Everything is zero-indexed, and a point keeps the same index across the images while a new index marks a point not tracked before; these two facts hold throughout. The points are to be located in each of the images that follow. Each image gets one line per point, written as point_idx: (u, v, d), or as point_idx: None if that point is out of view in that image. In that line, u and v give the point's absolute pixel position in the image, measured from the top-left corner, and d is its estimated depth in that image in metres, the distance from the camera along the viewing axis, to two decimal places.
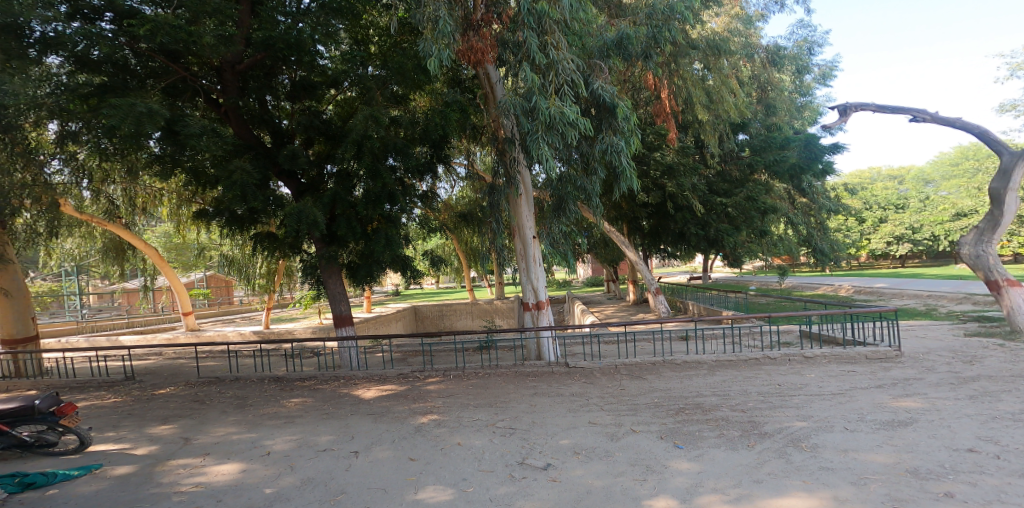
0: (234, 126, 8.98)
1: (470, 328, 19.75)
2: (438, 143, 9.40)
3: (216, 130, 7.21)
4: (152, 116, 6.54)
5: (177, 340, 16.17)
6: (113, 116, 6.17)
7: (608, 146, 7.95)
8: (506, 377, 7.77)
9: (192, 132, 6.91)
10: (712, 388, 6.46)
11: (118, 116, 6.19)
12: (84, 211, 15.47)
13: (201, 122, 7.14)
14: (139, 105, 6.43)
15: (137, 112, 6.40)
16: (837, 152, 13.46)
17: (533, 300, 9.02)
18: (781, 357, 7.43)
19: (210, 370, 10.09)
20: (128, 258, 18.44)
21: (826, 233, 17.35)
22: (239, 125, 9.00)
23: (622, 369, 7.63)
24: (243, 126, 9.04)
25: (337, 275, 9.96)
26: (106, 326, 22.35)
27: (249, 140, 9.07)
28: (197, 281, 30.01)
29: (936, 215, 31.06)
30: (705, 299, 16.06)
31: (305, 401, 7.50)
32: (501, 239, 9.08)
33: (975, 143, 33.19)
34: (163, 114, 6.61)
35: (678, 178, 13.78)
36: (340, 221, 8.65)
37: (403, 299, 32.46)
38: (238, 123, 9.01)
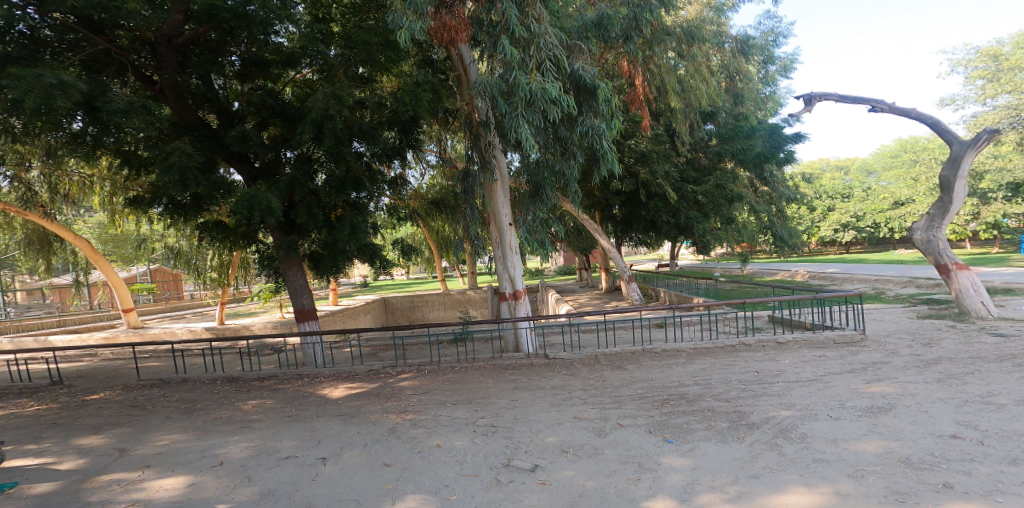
0: (173, 106, 8.22)
1: (442, 320, 19.17)
2: (406, 127, 8.93)
3: (146, 106, 6.56)
4: (64, 89, 5.86)
5: (118, 339, 15.04)
6: (15, 87, 5.52)
7: (590, 129, 7.77)
8: (483, 371, 7.49)
9: (116, 108, 6.24)
10: (693, 377, 6.40)
11: (20, 88, 5.55)
12: (2, 200, 14.30)
13: (127, 97, 6.47)
14: (48, 77, 5.77)
15: (45, 84, 5.75)
16: (799, 141, 13.77)
17: (509, 289, 8.76)
18: (756, 343, 7.46)
19: (155, 371, 9.34)
20: (55, 251, 17.35)
21: (785, 221, 17.87)
22: (179, 105, 8.25)
23: (601, 360, 7.50)
24: (184, 107, 8.31)
25: (297, 266, 9.31)
26: (36, 326, 20.67)
27: (192, 122, 8.29)
28: (139, 275, 28.20)
29: (877, 203, 32.36)
30: (674, 286, 16.29)
31: (265, 403, 6.99)
32: (475, 226, 8.74)
33: (914, 137, 35.16)
34: (78, 87, 5.95)
35: (651, 165, 14.01)
36: (300, 207, 8.11)
37: (365, 290, 31.64)
38: (178, 103, 8.27)
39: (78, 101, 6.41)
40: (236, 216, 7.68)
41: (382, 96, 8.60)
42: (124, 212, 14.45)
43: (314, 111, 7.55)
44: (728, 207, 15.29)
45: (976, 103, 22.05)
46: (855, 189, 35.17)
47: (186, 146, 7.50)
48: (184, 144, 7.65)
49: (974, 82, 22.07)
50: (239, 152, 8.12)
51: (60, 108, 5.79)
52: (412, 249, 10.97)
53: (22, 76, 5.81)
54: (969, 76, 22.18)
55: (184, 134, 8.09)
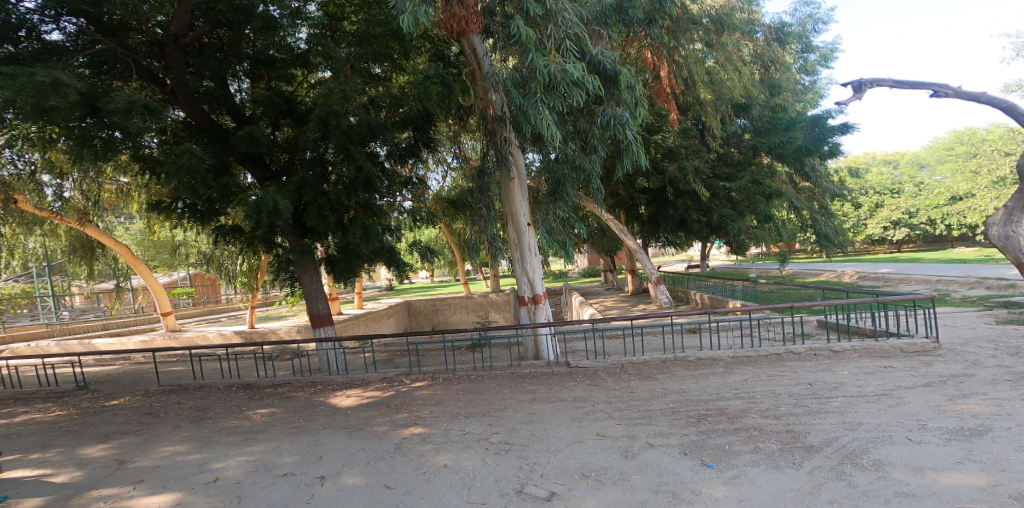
0: (184, 108, 8.05)
1: (465, 323, 18.78)
2: (420, 124, 8.73)
3: (147, 105, 6.36)
4: (58, 88, 5.66)
5: (150, 344, 15.20)
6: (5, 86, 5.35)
7: (612, 118, 7.13)
8: (501, 379, 6.95)
9: (115, 108, 6.02)
10: (734, 390, 5.70)
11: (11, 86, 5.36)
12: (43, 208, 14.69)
13: (127, 97, 6.26)
14: (40, 75, 5.58)
15: (38, 83, 5.56)
16: (847, 132, 12.69)
17: (528, 293, 8.16)
18: (805, 352, 6.66)
19: (172, 377, 9.17)
20: (97, 257, 17.81)
21: (831, 219, 16.66)
22: (190, 107, 8.08)
23: (629, 369, 6.86)
24: (195, 108, 8.14)
25: (312, 271, 8.99)
26: (80, 329, 21.31)
27: (203, 123, 8.15)
28: (179, 279, 28.92)
29: (932, 198, 30.33)
30: (708, 288, 15.40)
31: (274, 412, 6.65)
32: (492, 227, 8.22)
33: (970, 128, 32.88)
34: (73, 86, 5.76)
35: (680, 161, 13.23)
36: (310, 209, 7.80)
37: (394, 294, 31.59)
38: (189, 104, 8.10)
39: (78, 100, 6.23)
40: (245, 220, 7.41)
41: (394, 93, 8.26)
42: (157, 217, 14.63)
43: (319, 107, 7.35)
44: (766, 204, 14.31)
45: None
46: (904, 184, 33.07)
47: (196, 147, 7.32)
48: (193, 145, 7.47)
49: None
50: (249, 153, 7.88)
51: (54, 106, 5.60)
52: (430, 251, 10.58)
53: (14, 75, 5.63)
54: None
55: (194, 136, 7.91)
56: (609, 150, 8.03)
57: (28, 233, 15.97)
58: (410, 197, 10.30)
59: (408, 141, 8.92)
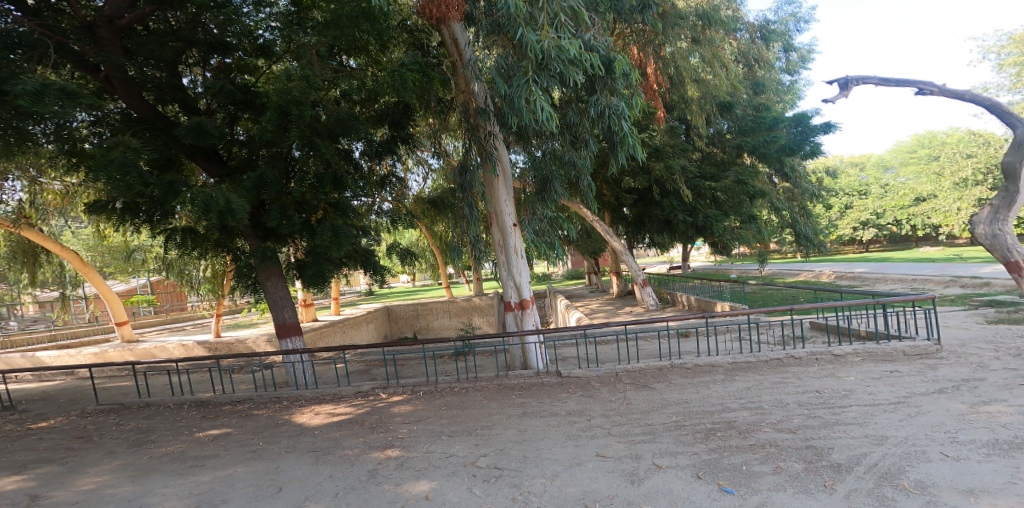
0: (123, 97, 7.23)
1: (449, 328, 18.22)
2: (395, 119, 8.15)
3: (66, 89, 5.61)
4: None
5: (100, 357, 14.02)
6: None
7: (606, 108, 6.67)
8: (485, 392, 6.40)
9: (22, 91, 5.28)
10: (739, 400, 5.29)
11: None
12: None
13: (38, 79, 5.52)
14: None
15: None
16: (829, 131, 12.59)
17: (515, 298, 7.63)
18: (807, 357, 6.30)
19: (119, 393, 8.31)
20: (43, 264, 16.46)
21: (810, 219, 16.67)
22: (130, 96, 7.25)
23: (623, 378, 6.41)
24: (137, 98, 7.32)
25: (277, 276, 8.22)
26: (25, 341, 19.76)
27: (145, 113, 7.35)
28: (140, 286, 27.42)
29: (898, 199, 31.11)
30: (691, 289, 15.14)
31: (229, 433, 5.94)
32: (474, 228, 7.63)
33: (932, 131, 33.96)
34: None
35: (667, 159, 12.89)
36: (273, 209, 7.11)
37: (371, 298, 30.71)
38: (128, 92, 7.25)
39: None
40: (195, 219, 6.66)
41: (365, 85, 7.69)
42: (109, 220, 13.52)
43: (279, 94, 6.68)
44: (749, 204, 14.16)
45: (1012, 92, 20.74)
46: (871, 185, 33.71)
47: (132, 139, 6.56)
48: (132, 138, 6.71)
49: (1006, 70, 20.84)
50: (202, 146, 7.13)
51: None
52: (408, 255, 9.94)
53: None
54: (1000, 64, 21.02)
55: (135, 129, 7.12)
56: (601, 145, 7.63)
57: None
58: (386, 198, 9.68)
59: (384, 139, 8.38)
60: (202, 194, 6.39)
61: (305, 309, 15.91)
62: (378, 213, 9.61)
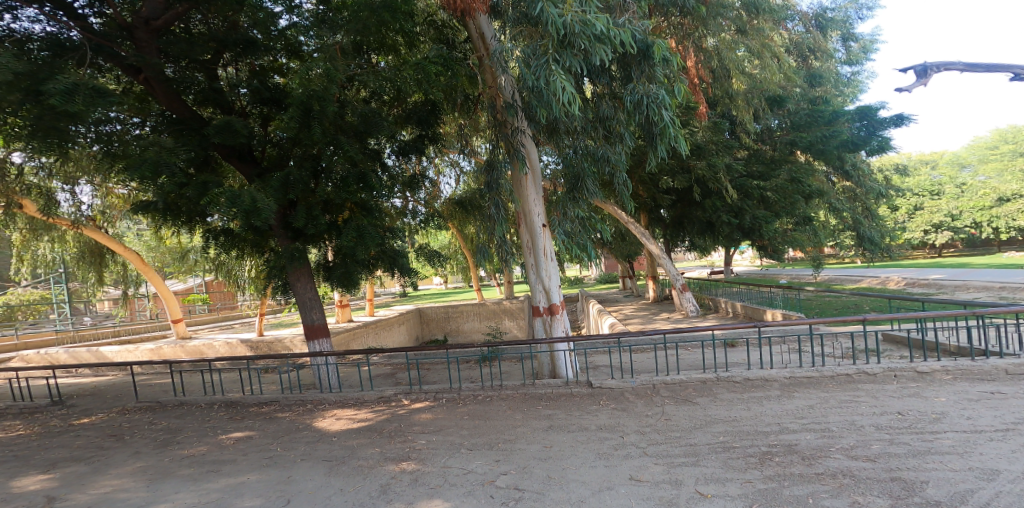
0: (162, 99, 7.16)
1: (476, 332, 17.84)
2: (422, 118, 8.24)
3: (95, 87, 5.54)
4: None
5: (150, 354, 14.42)
6: None
7: (644, 97, 6.12)
8: (513, 401, 5.99)
9: (54, 89, 5.25)
10: (801, 421, 4.67)
11: None
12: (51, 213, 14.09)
13: (71, 77, 5.49)
14: None
15: None
16: (901, 124, 11.47)
17: (544, 303, 7.18)
18: (882, 373, 5.56)
19: (154, 391, 8.35)
20: (106, 264, 17.21)
21: (875, 220, 15.38)
22: (169, 98, 7.19)
23: (662, 390, 5.85)
24: (176, 99, 7.26)
25: (306, 277, 8.09)
26: (91, 335, 20.74)
27: (181, 113, 7.28)
28: (196, 286, 28.59)
29: (977, 199, 28.58)
30: (737, 295, 14.23)
31: (252, 436, 5.79)
32: (501, 228, 7.19)
33: (1015, 126, 31.17)
34: None
35: (709, 158, 12.10)
36: (298, 208, 6.96)
37: (409, 300, 30.84)
38: (168, 95, 7.18)
39: (17, 84, 5.46)
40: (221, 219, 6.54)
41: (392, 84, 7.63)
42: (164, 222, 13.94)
43: (301, 90, 6.52)
44: (805, 204, 13.13)
45: None
46: (944, 184, 31.00)
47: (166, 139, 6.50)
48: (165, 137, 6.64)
49: None
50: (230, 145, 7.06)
51: None
52: (438, 256, 9.65)
53: None
54: None
55: (171, 129, 7.06)
56: (637, 139, 7.08)
57: (36, 239, 15.43)
58: (419, 200, 9.48)
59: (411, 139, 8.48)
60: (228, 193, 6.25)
61: (342, 309, 16.00)
62: (408, 214, 9.44)
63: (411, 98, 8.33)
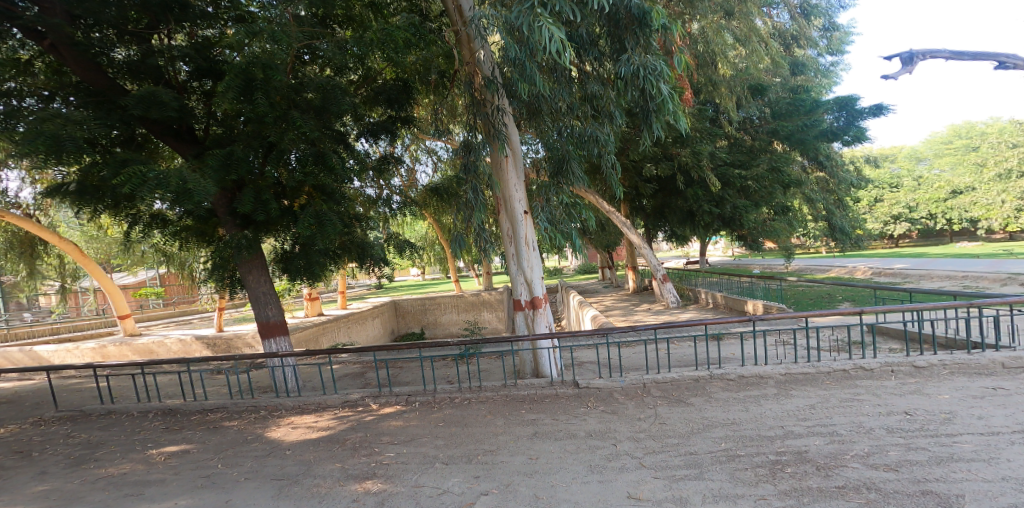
0: (75, 68, 6.16)
1: (454, 325, 17.25)
2: (391, 96, 7.81)
3: None
4: None
5: (91, 354, 13.20)
6: None
7: (641, 68, 5.60)
8: (490, 405, 5.44)
9: None
10: (806, 423, 4.28)
11: None
12: None
13: None
14: None
15: None
16: (879, 114, 11.37)
17: (525, 296, 6.63)
18: (880, 369, 5.24)
19: (86, 398, 7.44)
20: (40, 255, 15.68)
21: (846, 211, 15.46)
22: (83, 67, 6.18)
23: (653, 391, 5.42)
24: (91, 69, 6.24)
25: (259, 270, 7.26)
26: (26, 333, 19.06)
27: (99, 84, 6.24)
28: (149, 279, 26.93)
29: (932, 192, 29.47)
30: (715, 285, 14.07)
31: (187, 451, 5.07)
32: (479, 215, 6.57)
33: (969, 122, 32.33)
34: None
35: (693, 145, 11.79)
36: (245, 191, 6.18)
37: (381, 292, 29.94)
38: (81, 64, 6.17)
39: None
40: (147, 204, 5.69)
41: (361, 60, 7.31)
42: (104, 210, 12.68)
43: (247, 57, 5.77)
44: (783, 193, 13.04)
45: None
46: (903, 177, 31.89)
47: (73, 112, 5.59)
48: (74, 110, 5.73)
49: None
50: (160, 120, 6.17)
51: None
52: (410, 246, 8.96)
53: None
54: None
55: (83, 101, 6.00)
56: (626, 120, 6.79)
57: None
58: (393, 187, 8.92)
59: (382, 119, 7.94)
60: (149, 172, 5.40)
61: (310, 303, 15.12)
62: (382, 202, 8.84)
63: (380, 77, 8.02)
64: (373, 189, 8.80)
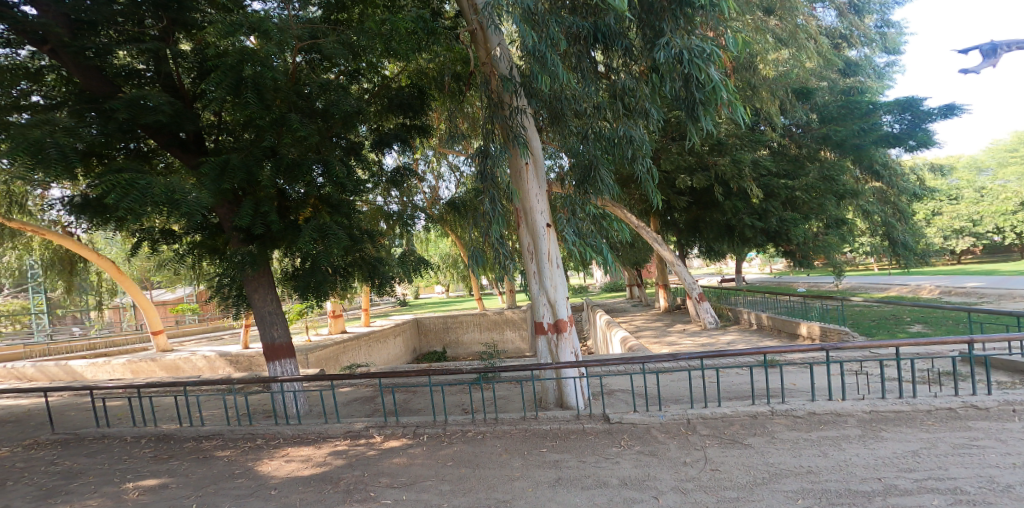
0: (77, 76, 5.77)
1: (478, 344, 16.55)
2: (405, 102, 7.30)
3: None
4: None
5: (112, 372, 12.93)
6: None
7: (684, 52, 4.76)
8: (510, 440, 4.69)
9: None
10: (917, 477, 3.51)
11: None
12: (16, 219, 12.47)
13: None
14: None
15: None
16: (952, 115, 10.18)
17: (547, 318, 5.85)
18: (997, 408, 4.44)
19: (82, 422, 6.99)
20: (79, 272, 15.50)
21: (908, 224, 14.10)
22: (86, 75, 5.79)
23: (700, 428, 4.59)
24: (95, 77, 5.84)
25: (265, 287, 6.73)
26: (63, 349, 19.12)
27: (100, 93, 5.81)
28: (184, 295, 27.14)
29: (998, 204, 27.25)
30: (759, 304, 12.97)
31: (165, 486, 4.48)
32: (499, 228, 5.81)
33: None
34: None
35: (732, 153, 10.84)
36: (244, 203, 5.65)
37: (409, 310, 29.56)
38: (84, 71, 5.79)
39: None
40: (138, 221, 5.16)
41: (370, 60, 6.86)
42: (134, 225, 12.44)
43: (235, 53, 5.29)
44: (837, 205, 11.90)
45: None
46: (962, 188, 29.67)
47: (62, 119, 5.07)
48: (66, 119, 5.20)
49: None
50: (154, 126, 5.72)
51: None
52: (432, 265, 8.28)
53: None
54: None
55: (80, 108, 5.52)
56: (664, 117, 5.90)
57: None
58: (416, 203, 8.30)
59: (396, 127, 7.43)
60: (137, 180, 4.84)
61: (334, 320, 14.67)
62: (407, 218, 8.20)
63: (395, 84, 7.55)
64: (395, 204, 8.24)
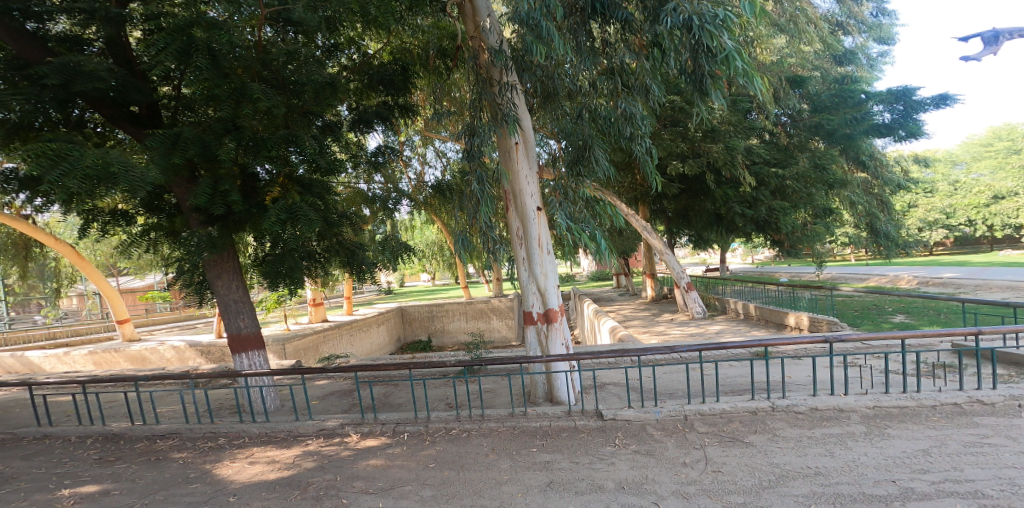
0: (7, 40, 5.12)
1: (464, 332, 16.22)
2: (387, 78, 6.77)
3: None
4: None
5: (72, 363, 12.22)
6: None
7: (695, 18, 4.36)
8: (497, 439, 4.37)
9: None
10: (933, 480, 3.30)
11: None
12: None
13: None
14: None
15: None
16: (945, 105, 10.09)
17: (537, 308, 5.51)
18: (1003, 404, 4.27)
19: (28, 419, 6.44)
20: (35, 257, 14.58)
21: (892, 215, 14.12)
22: (17, 39, 5.14)
23: (699, 425, 4.33)
24: (30, 41, 5.20)
25: (229, 273, 6.24)
26: (21, 338, 18.18)
27: (33, 58, 5.15)
28: (155, 283, 26.15)
29: (971, 197, 27.79)
30: (745, 294, 12.86)
31: (108, 493, 4.04)
32: (487, 211, 5.40)
33: (1008, 125, 30.52)
34: None
35: (726, 140, 10.60)
36: (202, 181, 5.14)
37: (389, 298, 29.02)
38: (15, 36, 5.14)
39: None
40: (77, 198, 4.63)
41: (353, 30, 6.59)
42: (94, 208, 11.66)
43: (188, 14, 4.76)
44: (826, 194, 11.79)
45: None
46: (937, 181, 30.18)
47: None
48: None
49: None
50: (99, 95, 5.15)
51: None
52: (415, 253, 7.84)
53: None
54: None
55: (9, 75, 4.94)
56: (665, 94, 5.54)
57: None
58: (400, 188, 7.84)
59: (376, 104, 6.91)
60: (71, 152, 4.33)
61: (314, 308, 14.15)
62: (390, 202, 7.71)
63: (377, 59, 7.03)
64: (378, 187, 7.78)
